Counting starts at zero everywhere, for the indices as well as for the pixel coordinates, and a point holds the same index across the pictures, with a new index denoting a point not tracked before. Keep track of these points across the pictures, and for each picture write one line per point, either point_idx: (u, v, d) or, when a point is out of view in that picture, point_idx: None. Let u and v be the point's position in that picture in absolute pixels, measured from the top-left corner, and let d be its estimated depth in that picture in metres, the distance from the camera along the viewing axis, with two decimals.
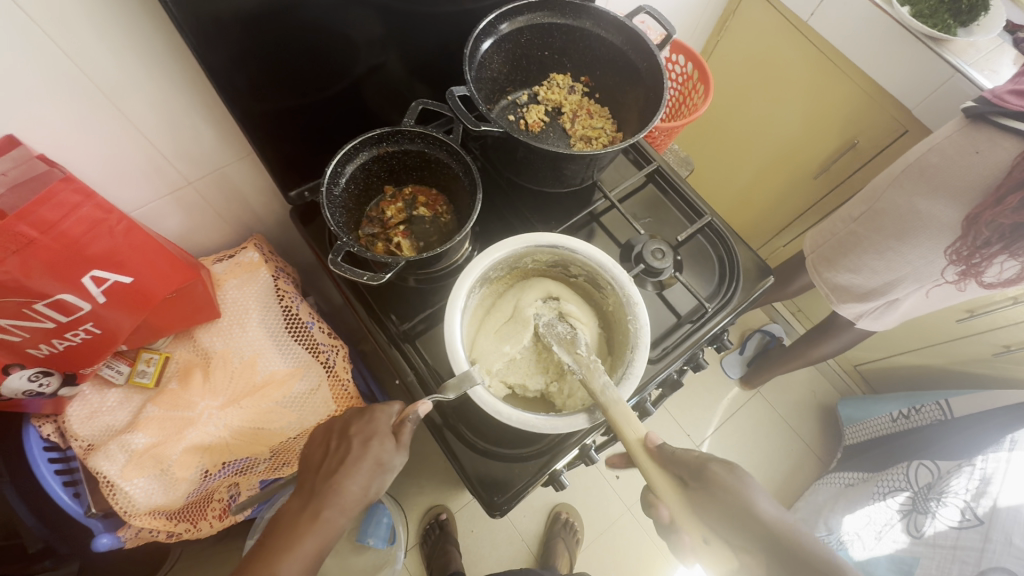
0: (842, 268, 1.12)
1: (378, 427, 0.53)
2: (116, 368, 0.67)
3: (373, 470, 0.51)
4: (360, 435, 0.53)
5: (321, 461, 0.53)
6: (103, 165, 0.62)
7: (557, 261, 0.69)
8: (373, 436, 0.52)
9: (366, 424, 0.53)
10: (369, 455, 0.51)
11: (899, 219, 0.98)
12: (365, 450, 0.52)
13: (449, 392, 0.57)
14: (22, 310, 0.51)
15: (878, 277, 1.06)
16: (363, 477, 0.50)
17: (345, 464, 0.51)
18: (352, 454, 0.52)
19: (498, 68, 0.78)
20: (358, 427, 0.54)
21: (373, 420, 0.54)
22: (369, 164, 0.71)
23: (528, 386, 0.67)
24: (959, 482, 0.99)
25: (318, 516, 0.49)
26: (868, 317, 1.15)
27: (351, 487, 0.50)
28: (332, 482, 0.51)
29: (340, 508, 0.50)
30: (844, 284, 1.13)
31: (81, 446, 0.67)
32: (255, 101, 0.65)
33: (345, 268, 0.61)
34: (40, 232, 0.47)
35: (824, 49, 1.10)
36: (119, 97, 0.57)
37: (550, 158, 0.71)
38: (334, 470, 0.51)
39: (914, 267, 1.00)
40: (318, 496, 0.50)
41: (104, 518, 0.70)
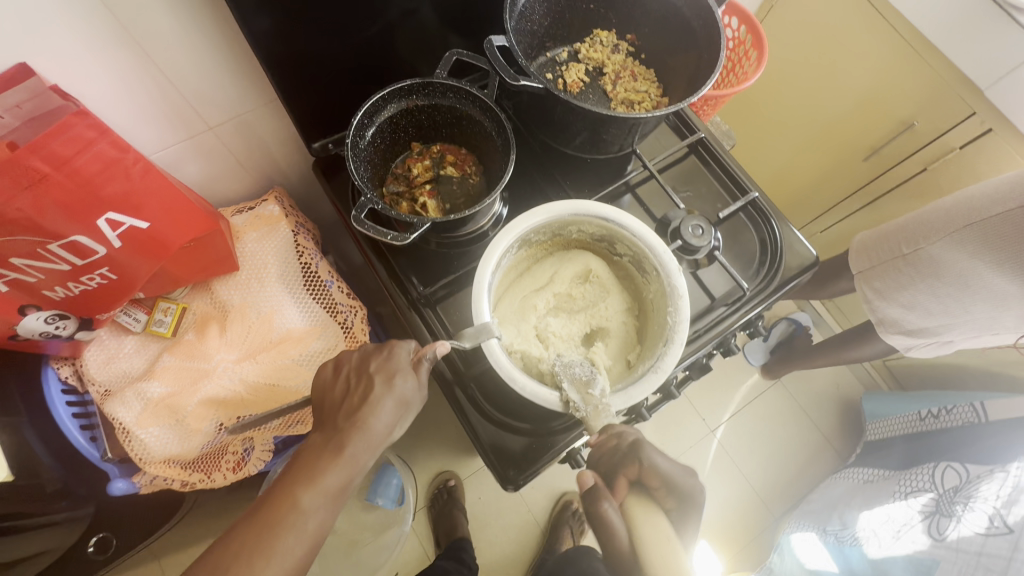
0: (894, 302, 1.07)
1: (398, 366, 0.50)
2: (133, 315, 0.67)
3: (396, 408, 0.48)
4: (381, 372, 0.49)
5: (341, 398, 0.49)
6: (123, 100, 0.59)
7: (603, 236, 0.63)
8: (396, 374, 0.49)
9: (387, 360, 0.49)
10: (393, 400, 0.48)
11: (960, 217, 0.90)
12: (390, 390, 0.48)
13: (464, 341, 0.55)
14: (36, 249, 0.49)
15: (933, 318, 1.02)
16: (388, 415, 0.47)
17: (369, 402, 0.47)
18: (375, 394, 0.48)
19: (537, 20, 0.72)
20: (378, 362, 0.50)
21: (393, 357, 0.50)
22: (397, 117, 0.68)
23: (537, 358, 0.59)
24: (990, 488, 0.96)
25: (343, 450, 0.45)
26: (917, 348, 1.13)
27: (377, 426, 0.46)
28: (357, 419, 0.47)
29: (366, 447, 0.46)
30: (892, 318, 1.09)
31: (98, 391, 0.66)
32: (281, 41, 0.60)
33: (367, 225, 0.58)
34: (53, 168, 0.45)
35: (895, 20, 1.01)
36: (138, 30, 0.53)
37: (590, 121, 0.66)
38: (363, 414, 0.47)
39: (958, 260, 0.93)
40: (340, 432, 0.46)
41: (119, 464, 0.68)
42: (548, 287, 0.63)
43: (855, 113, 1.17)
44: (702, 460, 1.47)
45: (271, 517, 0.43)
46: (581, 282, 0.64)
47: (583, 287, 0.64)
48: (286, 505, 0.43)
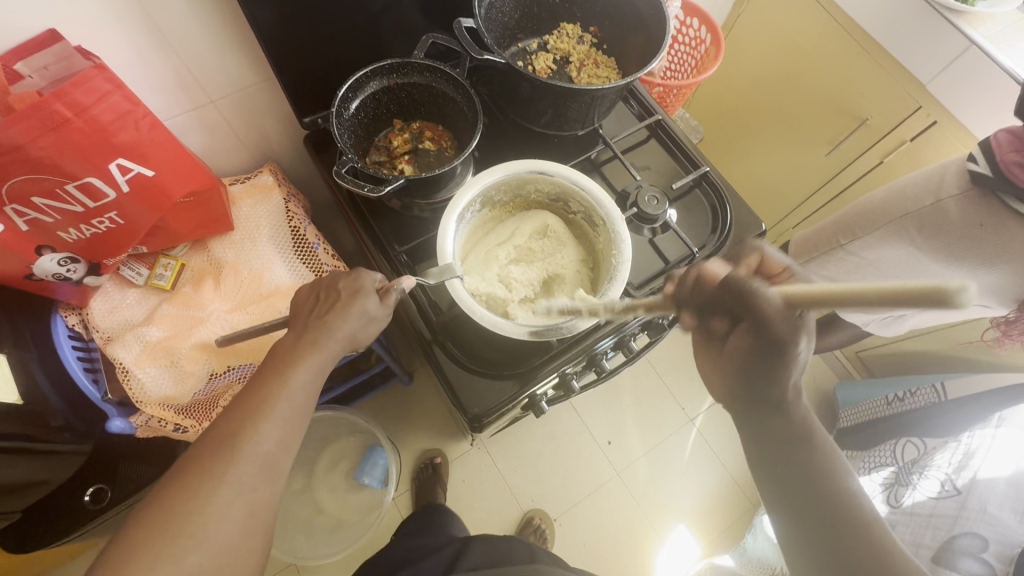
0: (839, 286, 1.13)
1: (364, 285, 0.58)
2: (136, 270, 0.74)
3: (361, 316, 0.56)
4: (348, 289, 0.58)
5: (313, 308, 0.57)
6: (135, 69, 0.67)
7: (558, 195, 0.71)
8: (360, 290, 0.57)
9: (352, 279, 0.58)
10: (357, 305, 0.56)
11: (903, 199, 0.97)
12: (351, 299, 0.56)
13: (429, 278, 0.61)
14: (55, 189, 0.56)
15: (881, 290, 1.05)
16: (355, 321, 0.55)
17: (337, 309, 0.56)
18: (342, 303, 0.56)
19: (508, 13, 0.81)
20: (346, 281, 0.58)
21: (359, 278, 0.58)
22: (379, 94, 0.75)
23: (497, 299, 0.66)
24: (943, 456, 1.01)
25: (314, 341, 0.54)
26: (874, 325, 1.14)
27: (345, 328, 0.55)
28: (328, 322, 0.55)
29: (336, 344, 0.55)
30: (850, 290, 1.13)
31: (101, 337, 0.73)
32: (275, 24, 0.68)
33: (347, 180, 0.66)
34: (73, 113, 0.52)
35: (845, 24, 1.10)
36: (152, 8, 0.61)
37: (552, 96, 0.74)
38: (330, 314, 0.55)
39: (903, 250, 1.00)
40: (311, 329, 0.55)
41: (119, 405, 0.74)
42: (509, 240, 0.70)
43: (816, 110, 1.25)
44: (681, 447, 1.52)
45: (260, 393, 0.51)
46: (540, 236, 0.71)
47: (541, 241, 0.72)
48: (274, 386, 0.51)
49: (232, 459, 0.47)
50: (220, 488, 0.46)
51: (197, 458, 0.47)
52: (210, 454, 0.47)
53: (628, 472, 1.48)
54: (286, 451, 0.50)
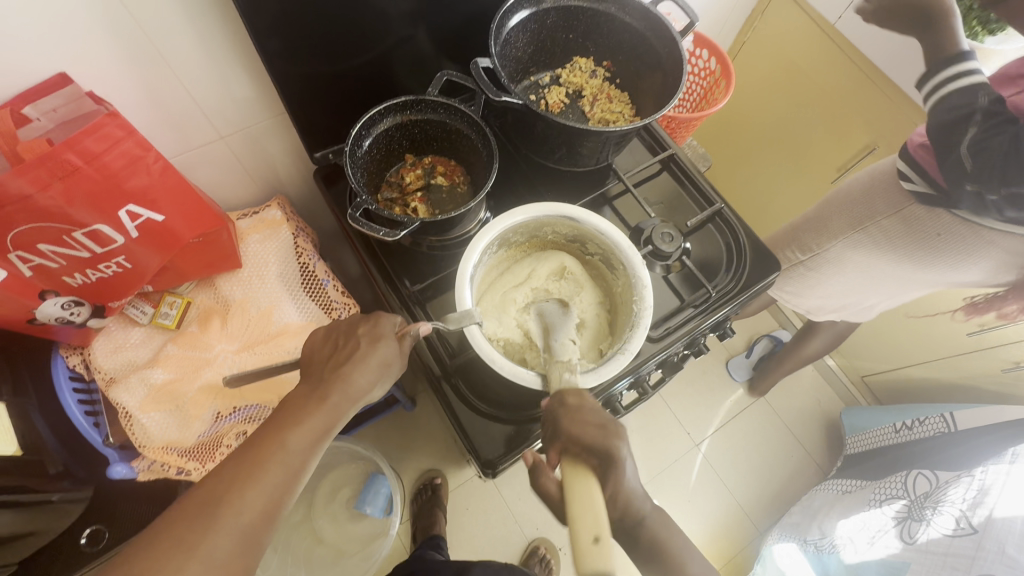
0: (821, 296, 1.18)
1: (384, 331, 0.56)
2: (141, 309, 0.72)
3: (378, 366, 0.54)
4: (367, 336, 0.55)
5: (329, 356, 0.54)
6: (146, 108, 0.65)
7: (576, 237, 0.71)
8: (381, 337, 0.55)
9: (373, 326, 0.55)
10: (375, 355, 0.53)
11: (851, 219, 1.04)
12: (374, 350, 0.54)
13: (449, 325, 0.60)
14: (61, 236, 0.54)
15: (854, 293, 1.15)
16: (372, 372, 0.53)
17: (354, 358, 0.53)
18: (360, 351, 0.54)
19: (522, 48, 0.80)
20: (366, 328, 0.56)
21: (379, 324, 0.56)
22: (392, 131, 0.74)
23: (515, 343, 0.65)
24: (957, 492, 0.99)
25: (324, 397, 0.50)
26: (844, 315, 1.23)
27: (360, 379, 0.52)
28: (343, 372, 0.52)
29: (348, 397, 0.51)
30: (821, 307, 1.22)
31: (103, 378, 0.70)
32: (288, 62, 0.67)
33: (361, 223, 0.64)
34: (84, 162, 0.50)
35: (855, 57, 1.09)
36: (164, 47, 0.60)
37: (567, 135, 0.73)
38: (347, 368, 0.52)
39: (865, 261, 1.07)
40: (325, 383, 0.52)
41: (119, 449, 0.72)
42: (526, 282, 0.70)
43: (826, 137, 1.25)
44: (687, 473, 1.49)
45: (257, 451, 0.46)
46: (557, 278, 0.71)
47: (559, 283, 0.71)
48: (273, 443, 0.47)
49: (211, 527, 0.43)
50: (190, 562, 0.41)
51: (179, 521, 0.43)
52: (191, 526, 0.42)
53: None
54: (272, 521, 0.46)
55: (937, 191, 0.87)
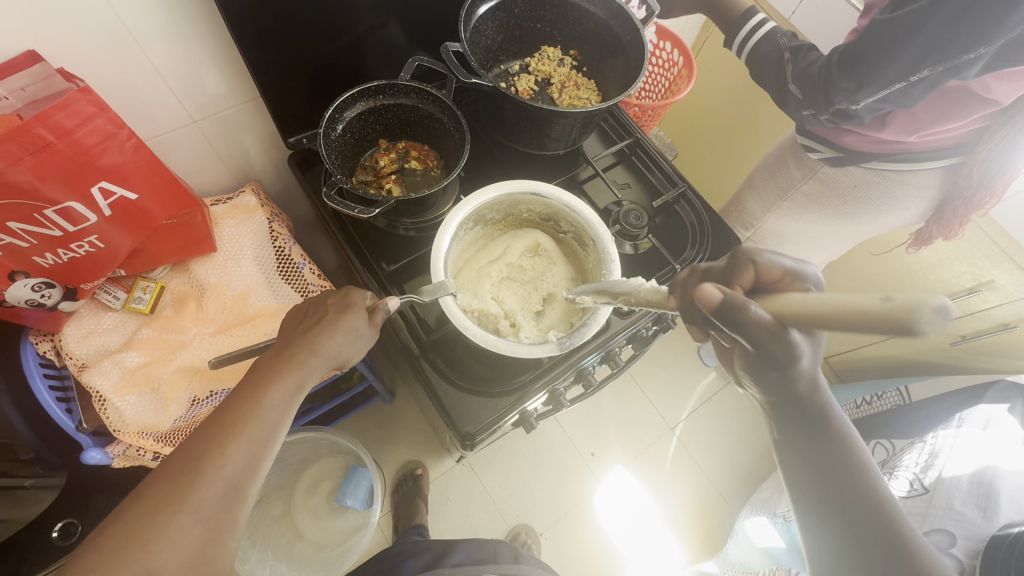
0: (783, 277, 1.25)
1: (356, 301, 0.57)
2: (113, 293, 0.71)
3: (350, 332, 0.56)
4: (338, 305, 0.57)
5: (301, 323, 0.57)
6: (117, 90, 0.66)
7: (549, 215, 0.73)
8: (351, 305, 0.57)
9: (344, 296, 0.58)
10: (346, 322, 0.55)
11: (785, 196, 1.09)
12: (343, 312, 0.56)
13: (424, 296, 0.62)
14: (32, 214, 0.54)
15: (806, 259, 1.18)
16: (343, 337, 0.55)
17: (326, 323, 0.55)
18: (332, 316, 0.56)
19: (492, 36, 0.83)
20: (337, 298, 0.58)
21: (350, 296, 0.58)
22: (366, 114, 0.76)
23: (491, 313, 0.67)
24: (911, 457, 1.06)
25: (297, 359, 0.52)
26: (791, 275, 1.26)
27: (332, 342, 0.54)
28: (316, 335, 0.54)
29: (321, 359, 0.54)
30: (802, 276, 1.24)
31: (74, 364, 0.70)
32: (260, 45, 0.68)
33: (337, 202, 0.66)
34: (55, 137, 0.51)
35: None
36: (134, 28, 0.60)
37: (534, 117, 0.76)
38: (319, 331, 0.54)
39: (813, 234, 1.09)
40: (297, 345, 0.54)
41: (93, 435, 0.71)
42: (501, 259, 0.72)
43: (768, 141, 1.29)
44: (662, 456, 1.54)
45: (235, 408, 0.48)
46: (531, 255, 0.73)
47: (532, 259, 0.73)
48: (251, 400, 0.49)
49: (196, 481, 0.44)
50: (180, 515, 0.42)
51: (163, 477, 0.43)
52: (176, 478, 0.43)
53: (609, 481, 1.49)
54: (257, 474, 0.47)
55: (843, 152, 0.86)
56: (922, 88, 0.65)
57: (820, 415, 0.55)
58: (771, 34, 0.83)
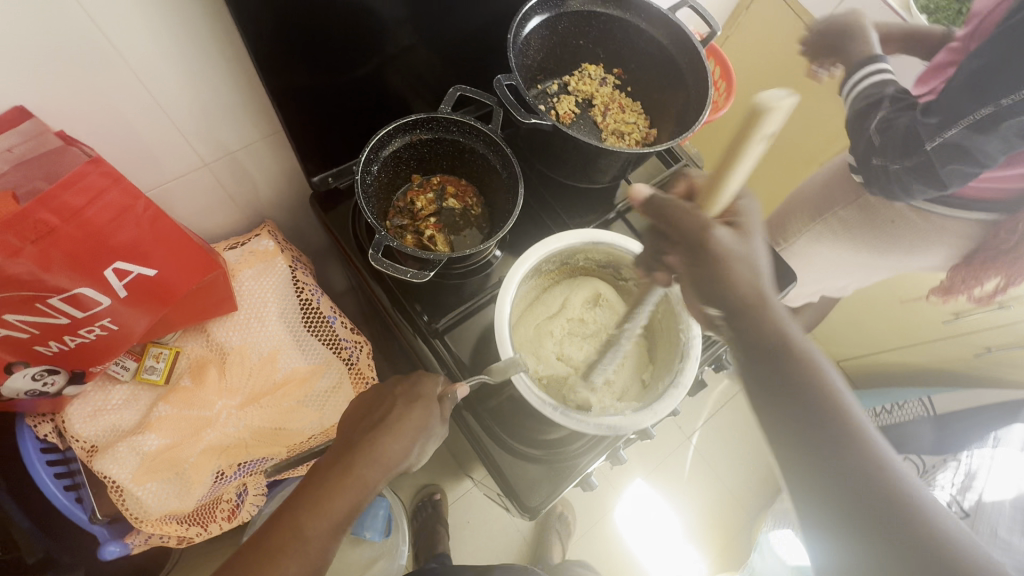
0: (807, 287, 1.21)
1: (425, 393, 0.53)
2: (123, 364, 0.62)
3: (413, 432, 0.51)
4: (405, 397, 0.54)
5: (361, 419, 0.53)
6: (119, 138, 0.56)
7: (611, 262, 0.67)
8: (416, 400, 0.53)
9: (410, 388, 0.53)
10: (403, 425, 0.51)
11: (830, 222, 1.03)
12: (407, 413, 0.52)
13: (495, 376, 0.56)
14: (32, 304, 0.46)
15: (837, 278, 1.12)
16: (404, 439, 0.50)
17: (386, 424, 0.51)
18: (394, 413, 0.52)
19: (532, 56, 0.75)
20: (404, 388, 0.54)
21: (418, 385, 0.54)
22: (401, 151, 0.68)
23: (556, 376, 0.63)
24: (945, 475, 1.04)
25: (348, 473, 0.49)
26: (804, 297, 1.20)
27: (391, 448, 0.50)
28: (370, 442, 0.50)
29: (377, 470, 0.50)
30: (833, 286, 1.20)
31: (83, 448, 0.62)
32: (282, 76, 0.59)
33: (384, 264, 0.59)
34: (62, 220, 0.42)
35: None
36: (139, 70, 0.51)
37: (590, 154, 0.69)
38: (372, 436, 0.50)
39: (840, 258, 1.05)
40: (353, 454, 0.50)
41: (109, 525, 0.65)
42: (561, 313, 0.67)
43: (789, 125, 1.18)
44: (680, 466, 1.52)
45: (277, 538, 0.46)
46: (592, 306, 0.68)
47: (593, 311, 0.68)
48: (290, 532, 0.46)
49: None
50: None
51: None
52: None
53: (629, 495, 1.46)
54: None
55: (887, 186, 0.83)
56: (1010, 129, 0.60)
57: (842, 422, 0.49)
58: (886, 81, 0.76)
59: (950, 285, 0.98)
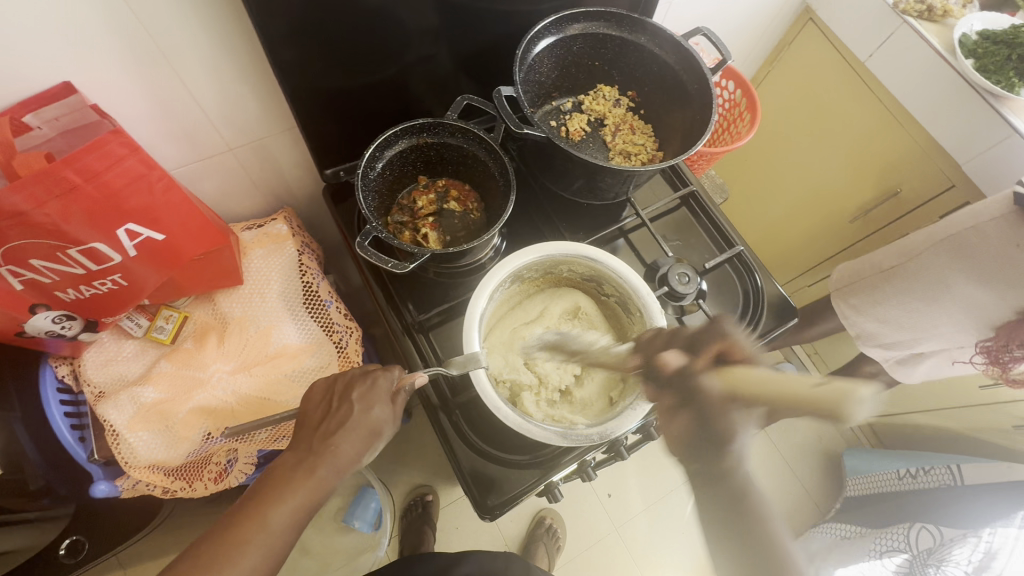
0: (869, 316, 1.06)
1: (381, 395, 0.55)
2: (136, 321, 0.70)
3: (369, 431, 0.53)
4: (363, 399, 0.54)
5: (322, 418, 0.54)
6: (154, 117, 0.63)
7: (592, 276, 0.68)
8: (375, 403, 0.54)
9: (369, 390, 0.55)
10: (364, 425, 0.53)
11: (954, 247, 0.89)
12: (365, 417, 0.53)
13: (452, 368, 0.59)
14: (55, 252, 0.52)
15: (905, 330, 1.00)
16: (359, 442, 0.52)
17: (346, 426, 0.53)
18: (354, 417, 0.53)
19: (546, 73, 0.77)
20: (362, 391, 0.55)
21: (374, 387, 0.55)
22: (407, 152, 0.72)
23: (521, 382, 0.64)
24: (962, 552, 0.90)
25: (313, 472, 0.51)
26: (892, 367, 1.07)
27: (348, 449, 0.52)
28: (331, 441, 0.52)
29: (336, 468, 0.52)
30: (869, 333, 1.07)
31: (92, 392, 0.69)
32: (302, 72, 0.64)
33: (370, 253, 0.62)
34: (83, 179, 0.48)
35: (888, 103, 1.05)
36: (173, 57, 0.58)
37: (587, 169, 0.70)
38: (335, 435, 0.52)
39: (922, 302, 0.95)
40: (315, 453, 0.52)
41: (104, 465, 0.73)
42: (538, 321, 0.68)
43: (839, 179, 1.20)
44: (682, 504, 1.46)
45: (244, 526, 0.48)
46: (571, 317, 0.70)
47: (571, 323, 0.70)
48: (256, 520, 0.48)
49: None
50: None
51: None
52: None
53: (623, 526, 1.42)
54: None
55: None
56: None
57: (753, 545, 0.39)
58: None
59: (988, 349, 0.88)
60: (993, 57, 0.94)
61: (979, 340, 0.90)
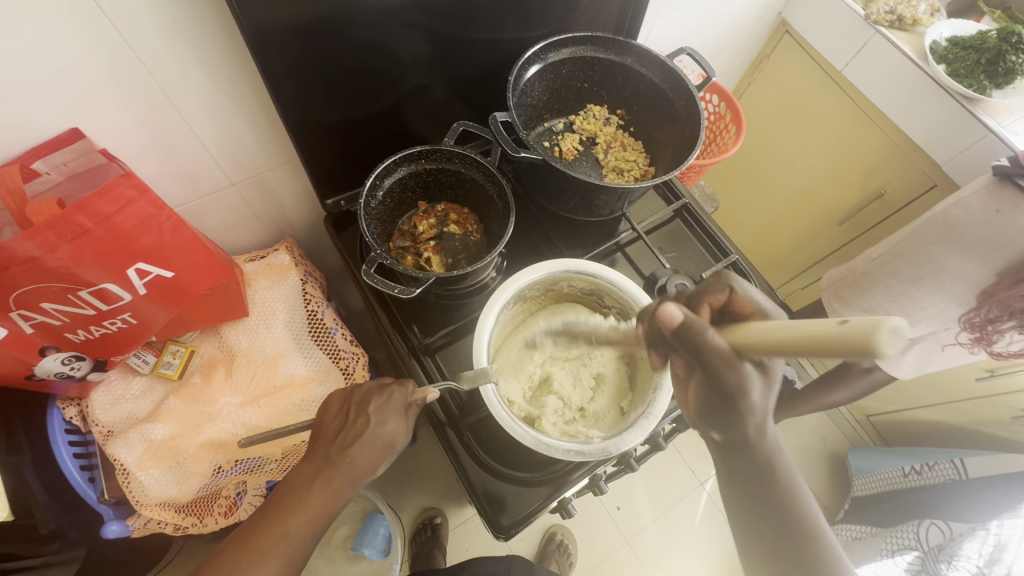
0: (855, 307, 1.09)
1: (395, 407, 0.55)
2: (143, 358, 0.70)
3: (385, 445, 0.53)
4: (379, 413, 0.55)
5: (338, 430, 0.54)
6: (159, 157, 0.64)
7: (592, 290, 0.70)
8: (391, 416, 0.54)
9: (385, 404, 0.55)
10: (380, 440, 0.53)
11: (939, 233, 0.91)
12: (381, 430, 0.54)
13: (463, 383, 0.60)
14: (66, 295, 0.53)
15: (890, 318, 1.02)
16: (376, 454, 0.53)
17: (362, 438, 0.53)
18: (370, 430, 0.53)
19: (538, 96, 0.80)
20: (377, 404, 0.55)
21: (390, 400, 0.55)
22: (406, 179, 0.74)
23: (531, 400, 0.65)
24: (972, 547, 0.94)
25: (330, 483, 0.51)
26: None
27: (365, 460, 0.52)
28: (347, 454, 0.52)
29: (352, 480, 0.52)
30: None
31: (101, 431, 0.69)
32: (303, 107, 0.66)
33: (376, 280, 0.63)
34: (94, 223, 0.49)
35: (860, 103, 1.09)
36: (177, 98, 0.59)
37: (583, 188, 0.72)
38: (352, 448, 0.52)
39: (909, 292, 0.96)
40: (332, 466, 0.52)
41: (114, 506, 0.75)
42: (542, 338, 0.69)
43: (824, 182, 1.23)
44: (691, 513, 1.46)
45: (264, 540, 0.48)
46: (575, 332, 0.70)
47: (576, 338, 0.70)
48: (274, 532, 0.48)
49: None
50: None
51: None
52: None
53: (634, 539, 1.41)
54: None
55: None
56: None
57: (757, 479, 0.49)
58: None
59: (974, 321, 0.86)
60: (964, 62, 0.97)
61: (963, 314, 0.88)
